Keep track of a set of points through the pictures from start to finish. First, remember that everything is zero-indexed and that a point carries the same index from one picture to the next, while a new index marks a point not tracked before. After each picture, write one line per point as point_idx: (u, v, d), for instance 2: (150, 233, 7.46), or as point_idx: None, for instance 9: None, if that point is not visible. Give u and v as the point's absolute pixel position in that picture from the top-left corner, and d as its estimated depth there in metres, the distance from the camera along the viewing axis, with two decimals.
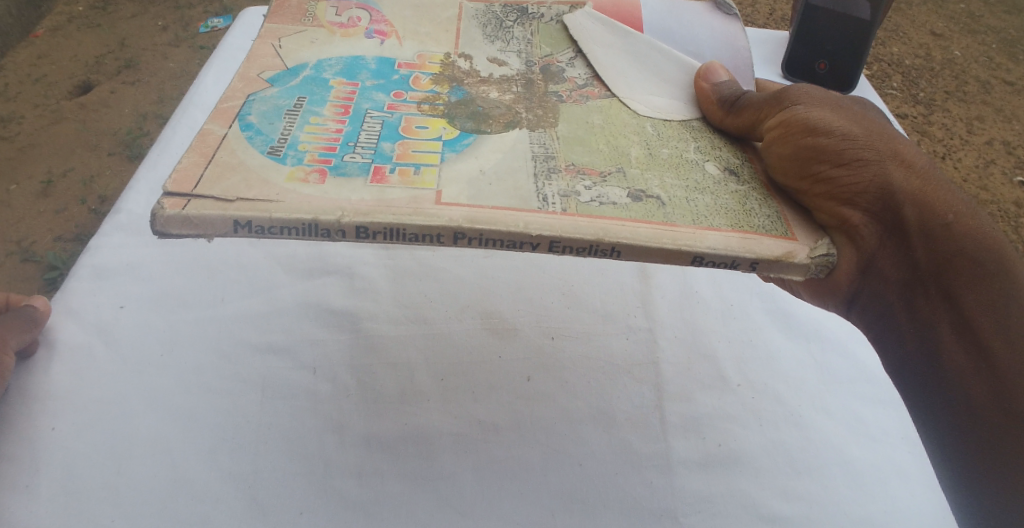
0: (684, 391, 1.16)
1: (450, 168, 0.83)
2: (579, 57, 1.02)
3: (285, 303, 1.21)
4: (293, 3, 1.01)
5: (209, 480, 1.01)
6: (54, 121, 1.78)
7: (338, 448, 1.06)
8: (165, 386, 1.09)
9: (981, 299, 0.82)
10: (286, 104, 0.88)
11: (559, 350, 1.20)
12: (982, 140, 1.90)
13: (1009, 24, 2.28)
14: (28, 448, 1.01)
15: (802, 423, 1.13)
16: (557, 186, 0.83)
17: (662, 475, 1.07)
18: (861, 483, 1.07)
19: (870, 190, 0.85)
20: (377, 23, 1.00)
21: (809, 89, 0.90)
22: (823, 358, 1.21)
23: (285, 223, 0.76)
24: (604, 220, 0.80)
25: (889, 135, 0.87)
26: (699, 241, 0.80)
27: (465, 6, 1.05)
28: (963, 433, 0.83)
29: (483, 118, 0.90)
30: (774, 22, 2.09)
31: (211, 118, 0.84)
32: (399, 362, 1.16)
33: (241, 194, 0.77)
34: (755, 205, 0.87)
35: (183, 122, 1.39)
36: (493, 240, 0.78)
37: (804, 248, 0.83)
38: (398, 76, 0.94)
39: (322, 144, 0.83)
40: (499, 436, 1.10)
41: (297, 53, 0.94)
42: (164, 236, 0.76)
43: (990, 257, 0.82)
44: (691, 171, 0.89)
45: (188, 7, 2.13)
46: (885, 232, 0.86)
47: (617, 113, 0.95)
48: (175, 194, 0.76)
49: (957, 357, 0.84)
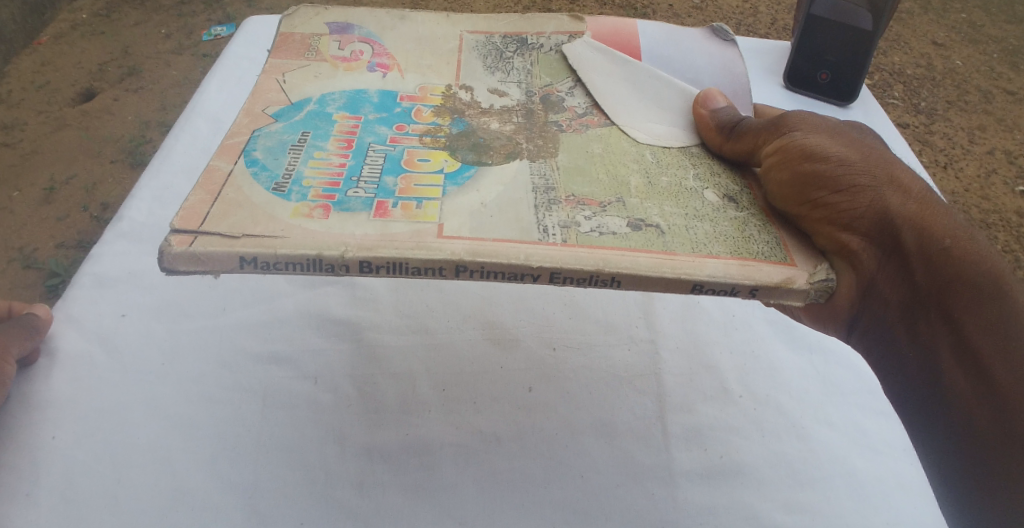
0: (686, 402, 1.17)
1: (452, 201, 0.84)
2: (579, 87, 1.02)
3: (286, 313, 1.22)
4: (297, 38, 1.02)
5: (210, 492, 1.02)
6: (56, 128, 1.78)
7: (339, 458, 1.07)
8: (166, 395, 1.09)
9: (980, 323, 0.82)
10: (291, 139, 0.89)
11: (560, 361, 1.21)
12: (984, 150, 1.91)
13: (1010, 33, 2.28)
14: (28, 458, 1.02)
15: (805, 434, 1.13)
16: (558, 216, 0.84)
17: (664, 486, 1.08)
18: (862, 494, 1.08)
19: (868, 216, 0.86)
20: (380, 55, 1.01)
21: (806, 114, 0.91)
22: (827, 369, 1.21)
23: (290, 259, 0.77)
24: (603, 250, 0.81)
25: (886, 160, 0.88)
26: (698, 270, 0.81)
27: (466, 37, 1.06)
28: (966, 457, 0.83)
29: (484, 150, 0.91)
30: (776, 31, 2.10)
31: (217, 154, 0.86)
32: (399, 373, 1.17)
33: (247, 230, 0.78)
34: (754, 231, 0.87)
35: (186, 131, 1.39)
36: (494, 272, 0.79)
37: (803, 274, 0.83)
38: (400, 109, 0.95)
39: (326, 179, 0.84)
40: (500, 447, 1.10)
41: (301, 87, 0.95)
42: (171, 272, 0.77)
43: (989, 280, 0.82)
44: (690, 199, 0.90)
45: (190, 14, 2.13)
46: (884, 257, 0.86)
47: (617, 141, 0.96)
48: (183, 231, 0.78)
49: (959, 380, 0.83)
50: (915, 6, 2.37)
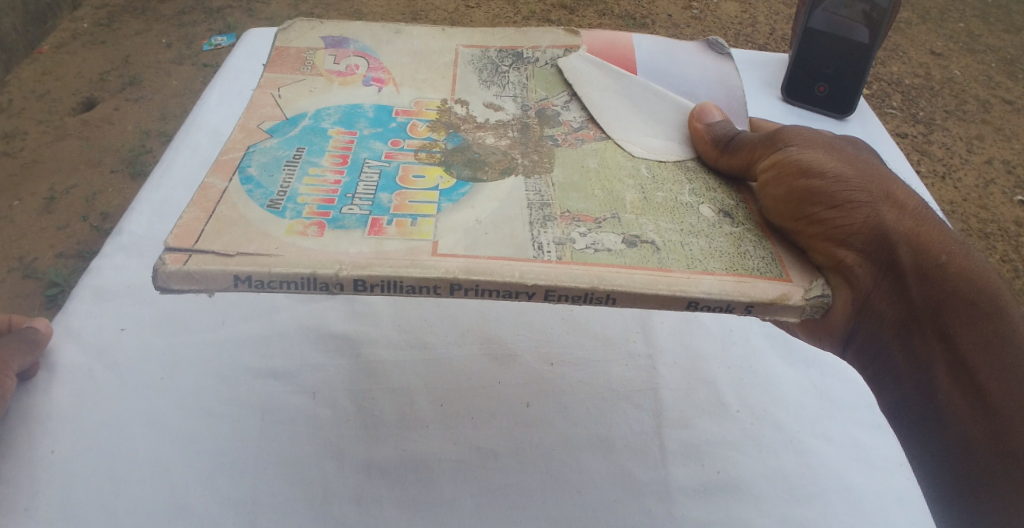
0: (683, 417, 1.17)
1: (447, 218, 0.84)
2: (575, 101, 1.02)
3: (285, 328, 1.22)
4: (291, 52, 1.02)
5: (208, 506, 1.01)
6: (57, 137, 1.78)
7: (337, 473, 1.07)
8: (165, 410, 1.09)
9: (975, 340, 0.81)
10: (285, 155, 0.88)
11: (558, 377, 1.21)
12: (982, 159, 1.90)
13: (1008, 43, 2.28)
14: (28, 472, 1.01)
15: (802, 449, 1.13)
16: (553, 233, 0.84)
17: (661, 501, 1.07)
18: (861, 511, 1.07)
19: (864, 231, 0.85)
20: (375, 69, 1.01)
21: (802, 129, 0.90)
22: (823, 383, 1.21)
23: (285, 277, 0.77)
24: (599, 268, 0.81)
25: (882, 175, 0.87)
26: (694, 287, 0.80)
27: (461, 51, 1.06)
28: (961, 474, 0.83)
29: (479, 165, 0.91)
30: (775, 42, 2.09)
31: (212, 170, 0.86)
32: (398, 388, 1.17)
33: (242, 248, 0.78)
34: (750, 247, 0.87)
35: (185, 144, 1.39)
36: (489, 290, 0.79)
37: (799, 290, 0.83)
38: (395, 123, 0.94)
39: (320, 196, 0.84)
40: (498, 461, 1.10)
41: (296, 102, 0.95)
42: (165, 291, 0.76)
43: (984, 297, 0.81)
44: (686, 214, 0.89)
45: (191, 23, 2.13)
46: (880, 272, 0.86)
47: (613, 155, 0.95)
48: (177, 249, 0.77)
49: (954, 398, 0.83)
50: (913, 15, 2.36)
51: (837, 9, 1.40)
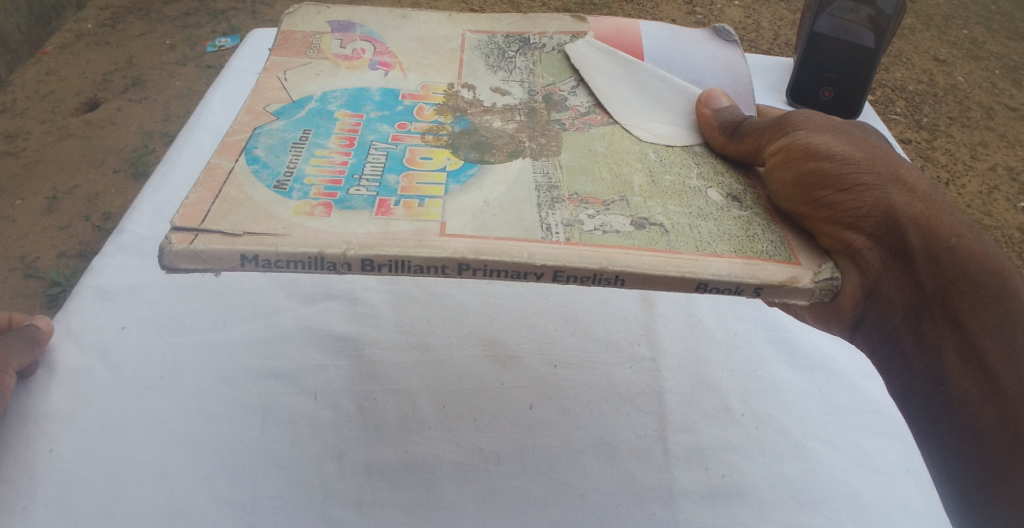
0: (687, 421, 1.15)
1: (454, 201, 0.84)
2: (582, 86, 1.02)
3: (286, 328, 1.20)
4: (298, 37, 1.02)
5: (207, 507, 1.00)
6: (60, 137, 1.78)
7: (338, 477, 1.05)
8: (165, 409, 1.08)
9: (986, 324, 0.80)
10: (292, 137, 0.88)
11: (561, 379, 1.19)
12: (986, 165, 1.90)
13: (1012, 50, 2.29)
14: (24, 470, 1.00)
15: (806, 455, 1.11)
16: (561, 215, 0.84)
17: (665, 507, 1.06)
18: (866, 515, 1.05)
19: (873, 214, 0.84)
20: (382, 54, 1.01)
21: (810, 114, 0.90)
22: (827, 388, 1.19)
23: (291, 257, 0.76)
24: (607, 249, 0.80)
25: (892, 160, 0.87)
26: (703, 268, 0.80)
27: (467, 37, 1.06)
28: (973, 460, 0.81)
29: (487, 148, 0.91)
30: (778, 47, 2.11)
31: (219, 153, 0.85)
32: (400, 389, 1.16)
33: (249, 229, 0.77)
34: (758, 230, 0.86)
35: (189, 144, 1.39)
36: (497, 270, 0.78)
37: (808, 272, 0.83)
38: (402, 107, 0.95)
39: (327, 178, 0.84)
40: (500, 465, 1.08)
41: (302, 86, 0.95)
42: (172, 271, 0.76)
43: (995, 280, 0.80)
44: (694, 198, 0.89)
45: (195, 25, 2.14)
46: (890, 256, 0.85)
47: (619, 139, 0.95)
48: (184, 230, 0.77)
49: (965, 382, 0.82)
50: (917, 21, 2.38)
51: (843, 13, 1.40)
